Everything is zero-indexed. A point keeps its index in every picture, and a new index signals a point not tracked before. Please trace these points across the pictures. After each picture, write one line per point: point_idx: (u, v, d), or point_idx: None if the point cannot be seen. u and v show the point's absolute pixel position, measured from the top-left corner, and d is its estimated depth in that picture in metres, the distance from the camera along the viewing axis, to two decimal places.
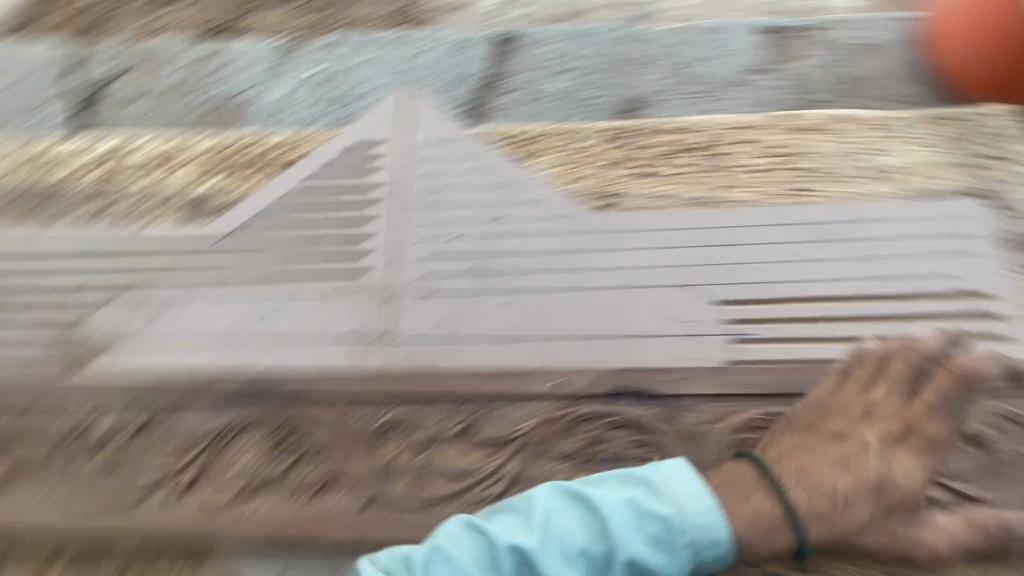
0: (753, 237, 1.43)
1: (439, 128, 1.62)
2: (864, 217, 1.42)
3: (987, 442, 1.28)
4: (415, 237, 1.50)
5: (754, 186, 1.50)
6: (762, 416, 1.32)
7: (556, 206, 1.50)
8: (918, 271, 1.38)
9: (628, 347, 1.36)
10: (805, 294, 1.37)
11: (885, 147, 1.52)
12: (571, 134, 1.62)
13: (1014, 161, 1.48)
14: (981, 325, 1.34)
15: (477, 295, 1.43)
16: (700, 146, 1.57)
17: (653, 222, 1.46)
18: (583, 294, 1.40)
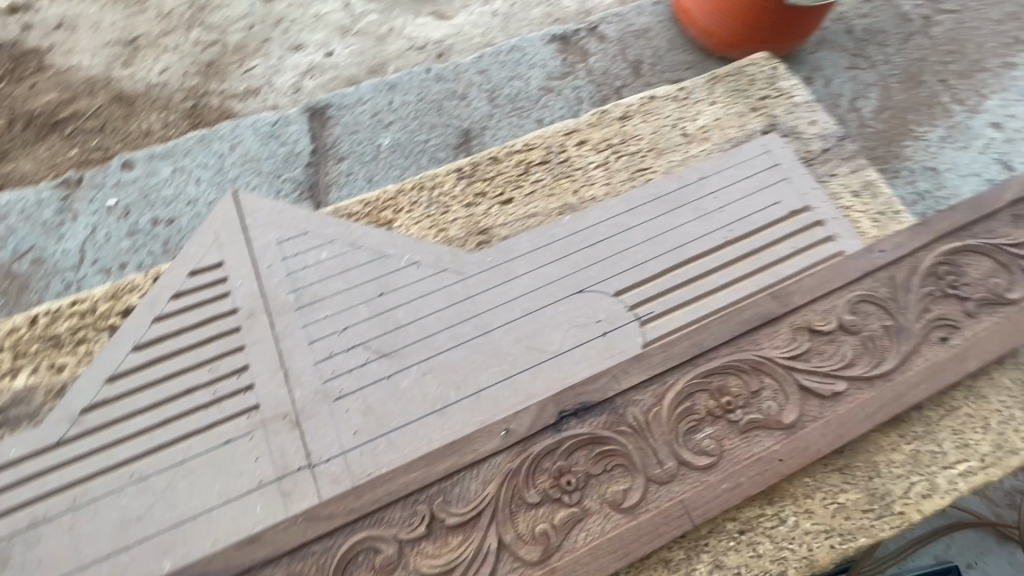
0: (620, 226, 1.52)
1: (283, 223, 1.50)
2: (699, 176, 1.58)
3: (879, 321, 1.38)
4: (300, 344, 1.36)
5: (602, 181, 1.61)
6: (697, 380, 1.29)
7: (433, 261, 1.46)
8: (758, 206, 1.54)
9: (551, 369, 1.33)
10: (681, 259, 1.47)
11: (689, 114, 1.72)
12: (421, 187, 1.61)
13: (785, 94, 1.76)
14: (824, 230, 1.52)
15: (388, 378, 1.33)
16: (543, 159, 1.65)
17: (530, 243, 1.50)
18: (493, 334, 1.38)
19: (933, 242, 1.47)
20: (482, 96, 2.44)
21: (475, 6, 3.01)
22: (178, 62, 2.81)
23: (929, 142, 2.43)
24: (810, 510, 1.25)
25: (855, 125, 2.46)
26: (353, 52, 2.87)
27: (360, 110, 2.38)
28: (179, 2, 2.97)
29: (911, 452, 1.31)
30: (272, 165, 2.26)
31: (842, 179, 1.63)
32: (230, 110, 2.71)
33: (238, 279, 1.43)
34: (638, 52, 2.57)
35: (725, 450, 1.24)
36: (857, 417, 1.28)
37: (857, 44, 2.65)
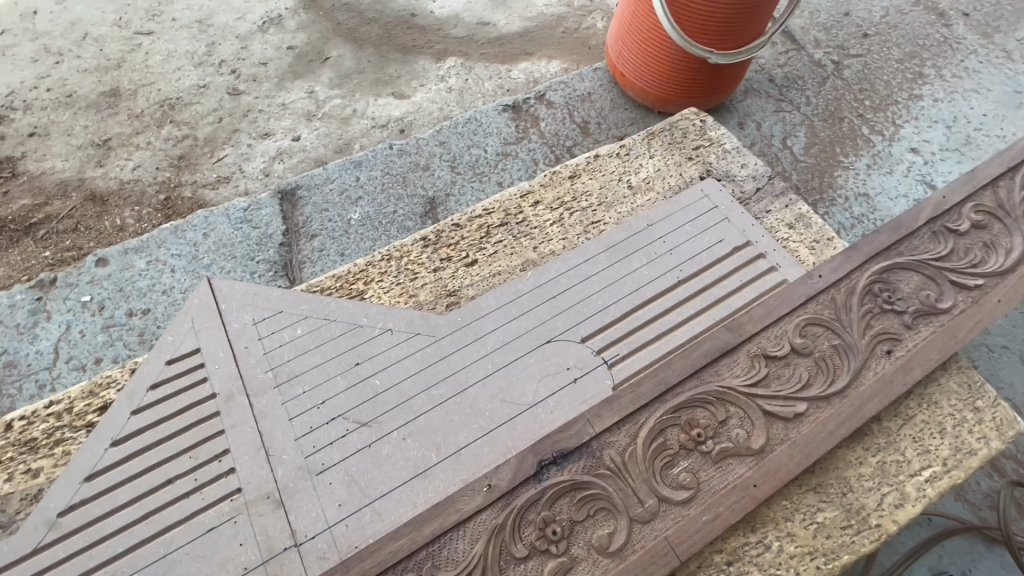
0: (579, 277, 1.62)
1: (257, 305, 1.56)
2: (647, 223, 1.71)
3: (827, 341, 1.47)
4: (279, 422, 1.39)
5: (559, 236, 1.72)
6: (667, 415, 1.35)
7: (404, 327, 1.53)
8: (704, 246, 1.67)
9: (527, 421, 1.39)
10: (639, 301, 1.57)
11: (632, 167, 1.87)
12: (390, 258, 1.70)
13: (716, 142, 1.94)
14: (766, 262, 1.64)
15: (369, 446, 1.36)
16: (502, 222, 1.76)
17: (496, 300, 1.58)
18: (469, 392, 1.43)
19: (865, 262, 1.60)
20: (444, 165, 2.59)
21: (431, 84, 3.25)
22: (150, 158, 2.93)
23: (858, 170, 2.65)
24: (792, 533, 1.28)
25: (789, 161, 2.68)
26: (319, 135, 3.04)
27: (329, 189, 2.50)
28: (149, 103, 3.13)
29: (878, 464, 1.37)
30: (246, 249, 2.33)
31: (776, 214, 1.78)
32: (203, 199, 2.81)
33: (215, 363, 1.46)
34: (584, 113, 2.80)
35: (701, 482, 1.28)
36: (822, 435, 1.34)
37: (780, 89, 2.93)
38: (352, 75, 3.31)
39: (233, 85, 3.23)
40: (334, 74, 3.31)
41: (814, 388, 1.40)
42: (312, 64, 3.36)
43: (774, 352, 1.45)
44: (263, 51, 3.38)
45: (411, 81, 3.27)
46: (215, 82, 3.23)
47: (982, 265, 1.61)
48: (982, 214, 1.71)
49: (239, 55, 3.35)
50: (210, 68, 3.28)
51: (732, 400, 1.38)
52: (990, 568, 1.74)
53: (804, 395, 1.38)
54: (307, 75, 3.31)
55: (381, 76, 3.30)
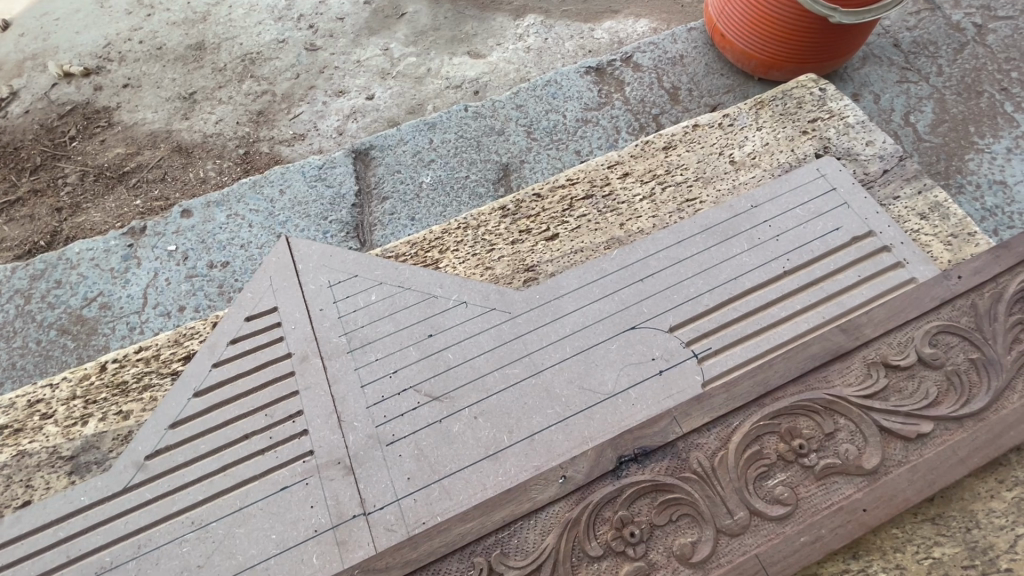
0: (670, 260, 1.47)
1: (333, 268, 1.54)
2: (752, 204, 1.53)
3: (963, 355, 1.27)
4: (352, 388, 1.37)
5: (649, 213, 1.58)
6: (765, 422, 1.22)
7: (480, 300, 1.46)
8: (817, 233, 1.47)
9: (606, 411, 1.29)
10: (738, 291, 1.41)
11: (736, 140, 1.68)
12: (467, 226, 1.62)
13: (836, 115, 1.70)
14: (891, 256, 1.43)
15: (439, 420, 1.32)
16: (587, 193, 1.64)
17: (578, 280, 1.47)
18: (545, 375, 1.35)
19: (1017, 265, 1.35)
20: (520, 130, 2.47)
21: (508, 43, 3.08)
22: (231, 112, 2.98)
23: (994, 154, 2.29)
24: (902, 567, 1.14)
25: (910, 140, 2.35)
26: (393, 94, 2.98)
27: (402, 150, 2.45)
28: (231, 57, 3.17)
29: (1014, 500, 1.18)
30: (319, 208, 2.33)
31: (906, 201, 1.54)
32: (279, 155, 2.84)
33: (291, 323, 1.46)
34: (674, 78, 2.56)
35: (800, 499, 1.15)
36: (948, 461, 1.17)
37: (907, 56, 2.56)
38: (427, 32, 3.20)
39: (311, 40, 3.21)
40: (410, 30, 3.22)
41: (944, 406, 1.22)
42: (388, 20, 3.27)
43: (898, 362, 1.26)
44: (340, 6, 3.32)
45: (487, 39, 3.12)
46: (294, 37, 3.22)
47: None
48: None
49: (317, 10, 3.31)
50: (289, 23, 3.27)
51: (842, 411, 1.22)
52: None
53: (931, 414, 1.21)
54: (383, 32, 3.23)
55: (456, 34, 3.17)
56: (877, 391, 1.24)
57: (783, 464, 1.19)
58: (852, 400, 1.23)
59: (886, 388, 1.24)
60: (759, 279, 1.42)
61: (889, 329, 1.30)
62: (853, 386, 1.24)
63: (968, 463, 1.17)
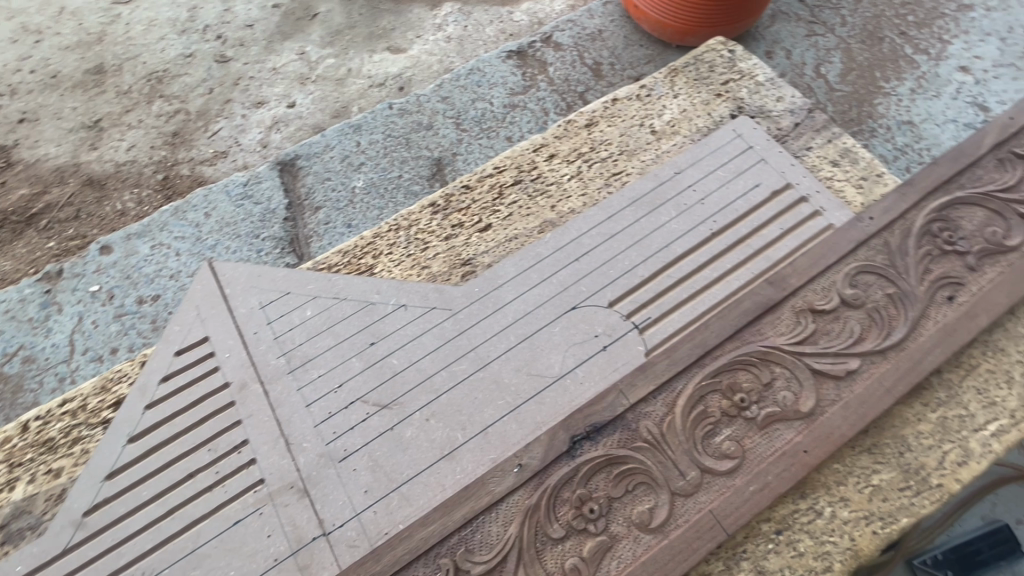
0: (602, 236, 1.49)
1: (263, 288, 1.48)
2: (675, 171, 1.56)
3: (881, 291, 1.34)
4: (297, 409, 1.33)
5: (578, 192, 1.58)
6: (707, 381, 1.25)
7: (419, 301, 1.43)
8: (738, 192, 1.51)
9: (556, 394, 1.30)
10: (670, 259, 1.44)
11: (654, 109, 1.69)
12: (398, 228, 1.57)
13: (747, 74, 1.73)
14: (809, 206, 1.49)
15: (391, 428, 1.29)
16: (515, 179, 1.62)
17: (515, 267, 1.47)
18: (492, 367, 1.34)
19: (921, 200, 1.43)
20: (448, 122, 2.42)
21: (428, 34, 3.02)
22: (143, 136, 2.81)
23: (900, 96, 2.41)
24: (846, 498, 1.21)
25: (824, 91, 2.44)
26: (315, 99, 2.87)
27: (329, 156, 2.37)
28: (136, 78, 2.98)
29: (938, 420, 1.27)
30: (250, 226, 2.24)
31: (818, 151, 1.60)
32: (201, 176, 2.70)
33: (225, 351, 1.40)
34: (595, 54, 2.57)
35: (746, 450, 1.19)
36: (877, 393, 1.23)
37: (812, 9, 2.64)
38: (343, 31, 3.10)
39: (220, 52, 3.05)
40: (324, 31, 3.11)
41: (868, 341, 1.28)
42: (300, 22, 3.15)
43: (823, 307, 1.32)
44: (247, 12, 3.17)
45: (406, 33, 3.05)
46: (202, 50, 3.06)
47: None
48: None
49: (222, 19, 3.15)
50: (194, 35, 3.10)
51: (778, 361, 1.27)
52: None
53: (857, 351, 1.27)
54: (296, 35, 3.10)
55: (374, 30, 3.08)
56: (808, 337, 1.29)
57: (728, 419, 1.23)
58: (786, 348, 1.28)
59: (814, 332, 1.30)
60: (689, 244, 1.45)
61: (813, 277, 1.35)
62: (785, 336, 1.29)
63: (893, 393, 1.24)
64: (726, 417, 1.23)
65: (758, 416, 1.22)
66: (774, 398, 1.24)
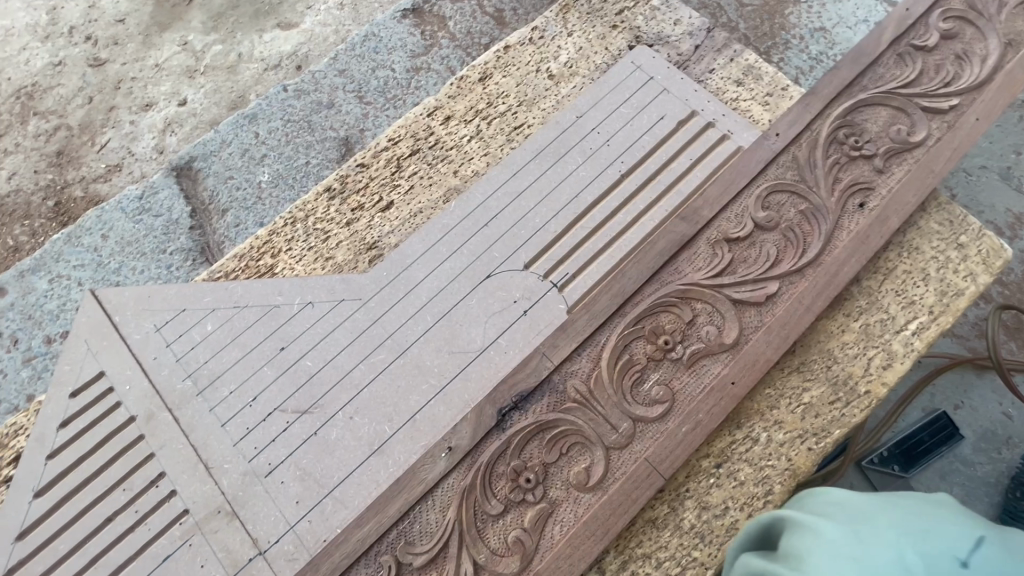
0: (510, 195, 1.41)
1: (156, 309, 1.36)
2: (577, 115, 1.48)
3: (794, 208, 1.31)
4: (213, 431, 1.25)
5: (481, 152, 1.49)
6: (630, 329, 1.22)
7: (326, 296, 1.34)
8: (644, 127, 1.45)
9: (480, 368, 1.25)
10: (582, 209, 1.38)
11: (550, 52, 1.59)
12: (294, 221, 1.47)
13: (641, 0, 1.64)
14: (716, 131, 1.44)
15: (315, 433, 1.23)
16: (413, 149, 1.51)
17: (423, 243, 1.38)
18: (411, 352, 1.28)
19: (826, 108, 1.39)
20: (351, 97, 2.26)
21: (318, 3, 2.78)
22: (24, 161, 2.55)
23: (810, 2, 2.34)
24: (780, 421, 1.21)
25: (733, 8, 2.35)
26: (207, 92, 2.65)
27: (228, 153, 2.19)
28: (3, 97, 2.68)
29: (861, 328, 1.26)
30: (154, 242, 2.07)
31: (721, 72, 1.53)
32: (97, 195, 2.49)
33: (125, 383, 1.29)
34: (496, 0, 2.41)
35: (675, 392, 1.17)
36: (798, 312, 1.22)
37: None
38: (226, 12, 2.83)
39: (93, 54, 2.76)
40: (205, 15, 2.83)
41: (785, 262, 1.26)
42: (177, 8, 2.86)
43: (738, 234, 1.29)
44: (115, 6, 2.86)
45: (294, 5, 2.80)
46: (71, 55, 2.76)
47: (954, 82, 1.41)
48: (952, 21, 1.47)
49: (88, 16, 2.83)
50: (60, 39, 2.79)
51: (698, 297, 1.24)
52: (982, 397, 1.75)
53: (775, 273, 1.25)
54: (175, 24, 2.82)
55: (259, 7, 2.82)
56: (725, 267, 1.26)
57: (655, 362, 1.20)
58: (705, 283, 1.24)
59: (731, 261, 1.26)
60: (599, 190, 1.39)
61: (724, 204, 1.31)
62: (703, 270, 1.26)
63: (812, 309, 1.23)
64: (652, 361, 1.20)
65: (684, 355, 1.20)
66: (698, 334, 1.21)
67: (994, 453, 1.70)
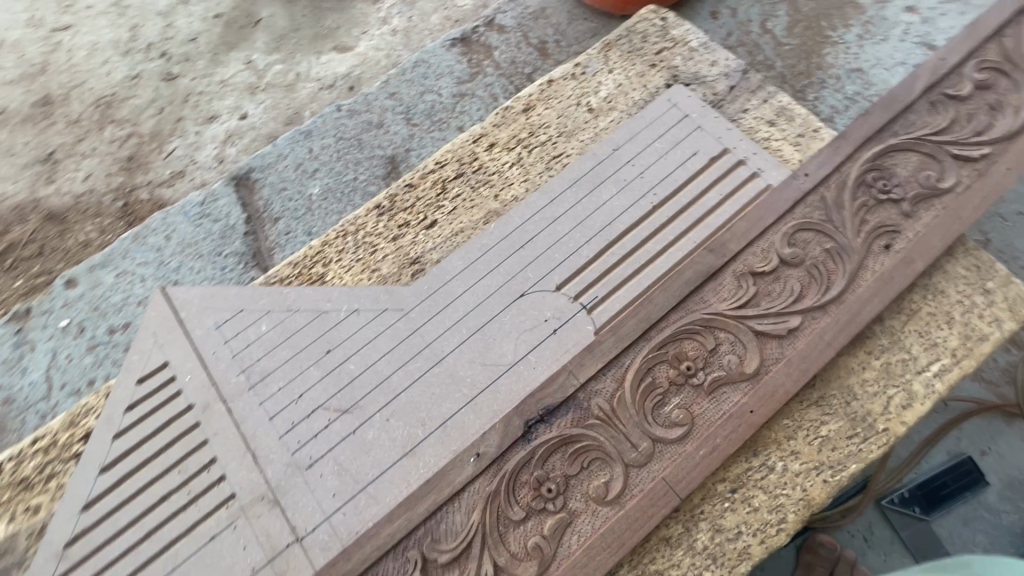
0: (546, 220, 1.50)
1: (218, 308, 1.49)
2: (613, 147, 1.57)
3: (819, 246, 1.36)
4: (261, 423, 1.35)
5: (521, 178, 1.59)
6: (654, 353, 1.28)
7: (371, 305, 1.45)
8: (677, 162, 1.52)
9: (510, 381, 1.33)
10: (614, 236, 1.46)
11: (590, 87, 1.69)
12: (345, 234, 1.58)
13: (680, 42, 1.72)
14: (746, 169, 1.50)
15: (353, 432, 1.32)
16: (458, 173, 1.62)
17: (462, 261, 1.48)
18: (446, 362, 1.37)
19: (855, 151, 1.44)
20: (399, 118, 2.41)
21: (373, 29, 2.97)
22: (99, 164, 2.79)
23: (848, 43, 2.39)
24: (797, 451, 1.24)
25: (770, 47, 2.42)
26: (266, 108, 2.85)
27: (283, 166, 2.36)
28: (84, 105, 2.94)
29: (882, 367, 1.29)
30: (211, 245, 2.24)
31: (754, 112, 1.60)
32: (161, 199, 2.70)
33: (186, 374, 1.42)
34: (540, 33, 2.54)
35: (695, 416, 1.23)
36: (819, 347, 1.26)
37: None
38: (288, 35, 3.04)
39: (167, 69, 3.01)
40: (269, 37, 3.05)
41: (808, 298, 1.31)
42: (244, 30, 3.09)
43: (763, 268, 1.34)
44: (189, 26, 3.11)
45: (351, 30, 3.00)
46: (148, 70, 3.01)
47: (987, 131, 1.44)
48: (987, 71, 1.51)
49: (165, 35, 3.10)
50: (139, 55, 3.05)
51: (722, 326, 1.29)
52: (1011, 445, 1.73)
53: (798, 307, 1.30)
54: (242, 44, 3.05)
55: (319, 31, 3.03)
56: (750, 299, 1.31)
57: (676, 385, 1.26)
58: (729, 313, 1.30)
59: (756, 294, 1.32)
60: (631, 220, 1.47)
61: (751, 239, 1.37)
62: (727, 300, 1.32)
63: (833, 344, 1.27)
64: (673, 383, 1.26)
65: (705, 381, 1.25)
66: (719, 362, 1.27)
67: (1021, 503, 1.68)
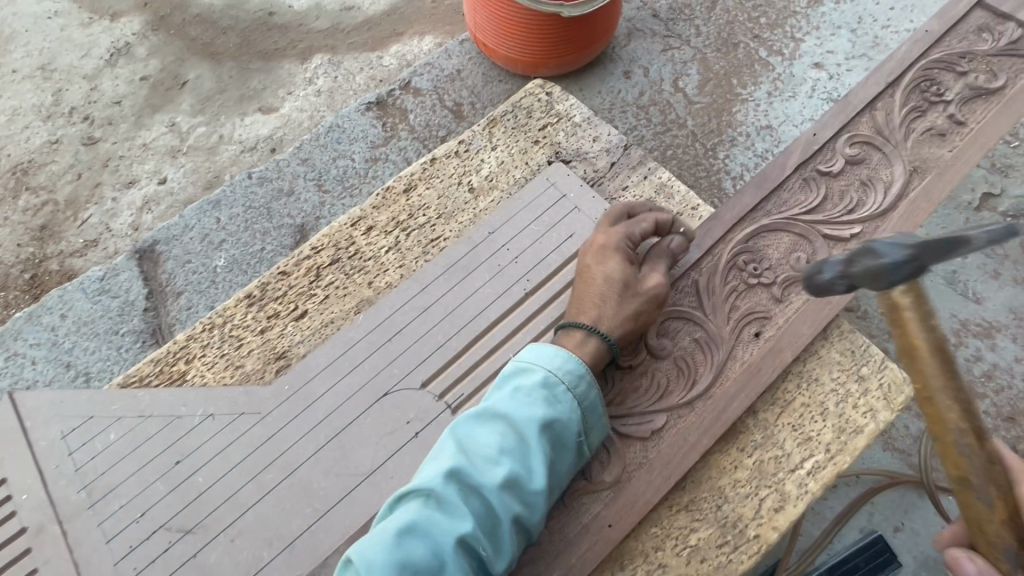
0: (415, 310, 1.44)
1: (64, 415, 1.39)
2: (489, 231, 1.52)
3: (688, 336, 1.31)
4: (96, 547, 1.26)
5: (396, 264, 1.54)
6: None
7: (227, 409, 1.37)
8: (552, 245, 1.48)
9: (366, 492, 1.27)
10: (483, 327, 1.41)
11: (472, 165, 1.65)
12: (212, 327, 1.50)
13: (563, 117, 1.70)
14: None
15: (195, 555, 1.24)
16: (333, 259, 1.56)
17: (326, 357, 1.41)
18: (300, 472, 1.29)
19: (727, 233, 1.41)
20: (310, 185, 2.37)
21: (298, 90, 2.96)
22: (10, 235, 2.71)
23: (758, 101, 2.41)
24: (663, 564, 1.17)
25: (682, 106, 2.43)
26: (186, 172, 2.80)
27: (189, 238, 2.29)
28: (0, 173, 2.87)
29: (755, 465, 1.23)
30: (107, 323, 2.15)
31: (633, 190, 1.58)
32: (71, 269, 2.62)
33: (23, 492, 1.32)
34: (455, 95, 2.54)
35: (552, 531, 1.17)
36: (681, 450, 1.21)
37: (667, 24, 2.60)
38: (213, 96, 3.01)
39: (88, 134, 2.95)
40: (195, 99, 3.01)
41: (673, 394, 1.26)
42: (170, 92, 3.04)
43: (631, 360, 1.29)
44: (114, 88, 3.06)
45: (276, 91, 2.98)
46: (68, 134, 2.95)
47: (858, 209, 1.43)
48: (858, 146, 1.50)
49: (88, 98, 3.04)
50: (60, 119, 2.99)
51: None
52: (924, 520, 1.67)
53: (663, 406, 1.25)
54: (166, 106, 3.00)
55: (244, 92, 3.00)
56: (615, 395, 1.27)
57: None
58: None
59: (622, 390, 1.27)
60: (501, 309, 1.42)
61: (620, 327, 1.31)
62: None
63: (697, 444, 1.22)
64: None
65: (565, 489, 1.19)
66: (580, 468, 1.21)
67: None
